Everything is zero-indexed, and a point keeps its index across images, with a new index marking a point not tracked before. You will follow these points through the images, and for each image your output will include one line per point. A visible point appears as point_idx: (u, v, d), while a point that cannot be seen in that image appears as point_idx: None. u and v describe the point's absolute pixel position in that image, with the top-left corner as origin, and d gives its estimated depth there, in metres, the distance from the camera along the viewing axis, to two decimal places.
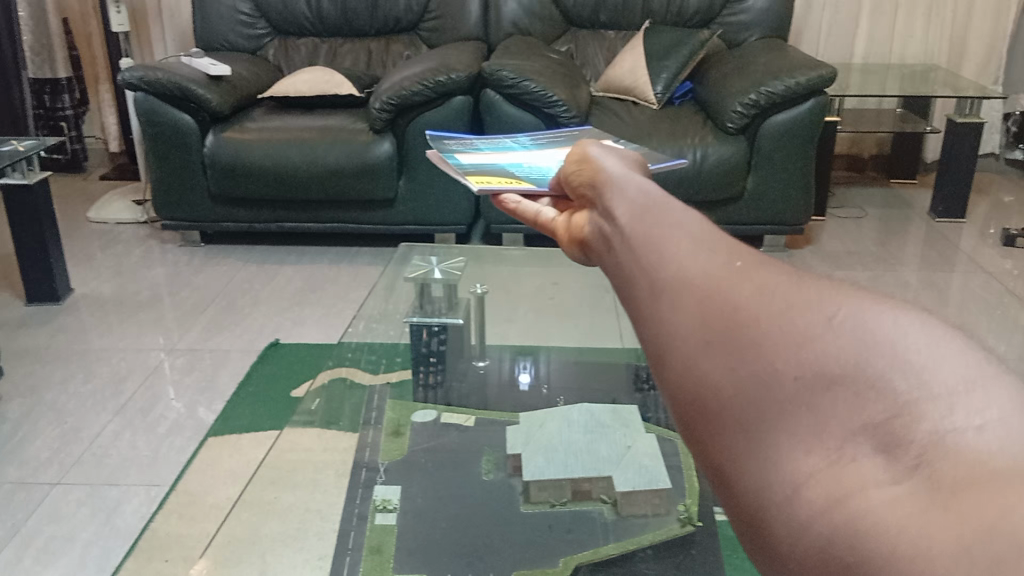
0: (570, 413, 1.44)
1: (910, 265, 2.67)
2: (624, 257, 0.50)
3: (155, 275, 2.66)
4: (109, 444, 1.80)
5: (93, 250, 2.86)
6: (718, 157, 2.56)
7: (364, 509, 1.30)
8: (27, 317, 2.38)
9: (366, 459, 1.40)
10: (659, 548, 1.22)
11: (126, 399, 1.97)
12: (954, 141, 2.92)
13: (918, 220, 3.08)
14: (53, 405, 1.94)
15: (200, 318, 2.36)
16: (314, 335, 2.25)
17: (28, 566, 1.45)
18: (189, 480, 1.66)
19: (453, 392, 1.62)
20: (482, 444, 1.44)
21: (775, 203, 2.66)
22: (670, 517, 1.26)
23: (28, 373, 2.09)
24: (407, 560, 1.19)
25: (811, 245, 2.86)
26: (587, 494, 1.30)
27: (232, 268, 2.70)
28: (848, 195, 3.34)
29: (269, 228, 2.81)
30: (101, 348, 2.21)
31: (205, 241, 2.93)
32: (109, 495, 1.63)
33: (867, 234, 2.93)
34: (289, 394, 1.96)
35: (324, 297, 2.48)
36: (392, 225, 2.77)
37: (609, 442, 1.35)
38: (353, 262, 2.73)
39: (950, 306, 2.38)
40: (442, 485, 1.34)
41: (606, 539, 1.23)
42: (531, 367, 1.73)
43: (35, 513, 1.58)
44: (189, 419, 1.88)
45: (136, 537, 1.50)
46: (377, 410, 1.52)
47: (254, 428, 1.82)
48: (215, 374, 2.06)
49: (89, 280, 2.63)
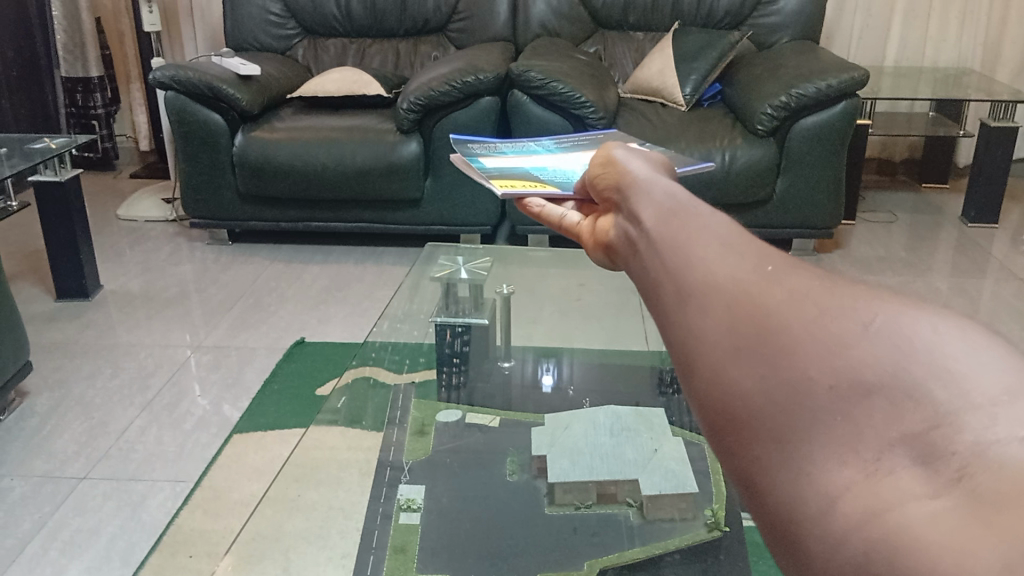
0: (597, 416, 1.43)
1: (940, 271, 2.64)
2: (648, 266, 0.49)
3: (183, 273, 2.68)
4: (135, 438, 1.81)
5: (122, 247, 2.88)
6: (747, 159, 2.53)
7: (389, 508, 1.32)
8: (57, 312, 2.41)
9: (391, 457, 1.41)
10: (686, 552, 1.20)
11: (153, 394, 1.99)
12: (988, 144, 2.87)
13: (949, 225, 3.03)
14: (82, 400, 1.96)
15: (227, 315, 2.38)
16: (338, 334, 2.26)
17: (52, 560, 1.46)
18: (214, 476, 1.66)
19: (477, 392, 1.63)
20: (507, 445, 1.42)
21: (804, 207, 2.64)
22: (696, 522, 1.24)
23: (57, 367, 2.11)
24: (431, 560, 1.19)
25: (840, 250, 2.83)
26: (612, 497, 1.28)
27: (259, 267, 2.71)
28: (878, 200, 3.29)
29: (295, 227, 2.82)
30: (130, 344, 2.23)
31: (232, 238, 2.96)
32: (135, 489, 1.64)
33: (897, 240, 2.89)
34: (315, 392, 1.96)
35: (350, 295, 2.49)
36: (417, 225, 2.77)
37: (636, 446, 1.35)
38: (378, 262, 2.74)
39: (979, 313, 2.35)
40: (466, 486, 1.33)
41: (632, 542, 1.21)
42: (555, 369, 1.74)
43: (62, 506, 1.60)
44: (214, 415, 1.89)
45: (161, 532, 1.51)
46: (402, 410, 1.53)
47: (279, 426, 1.83)
48: (241, 372, 2.07)
49: (118, 276, 2.65)
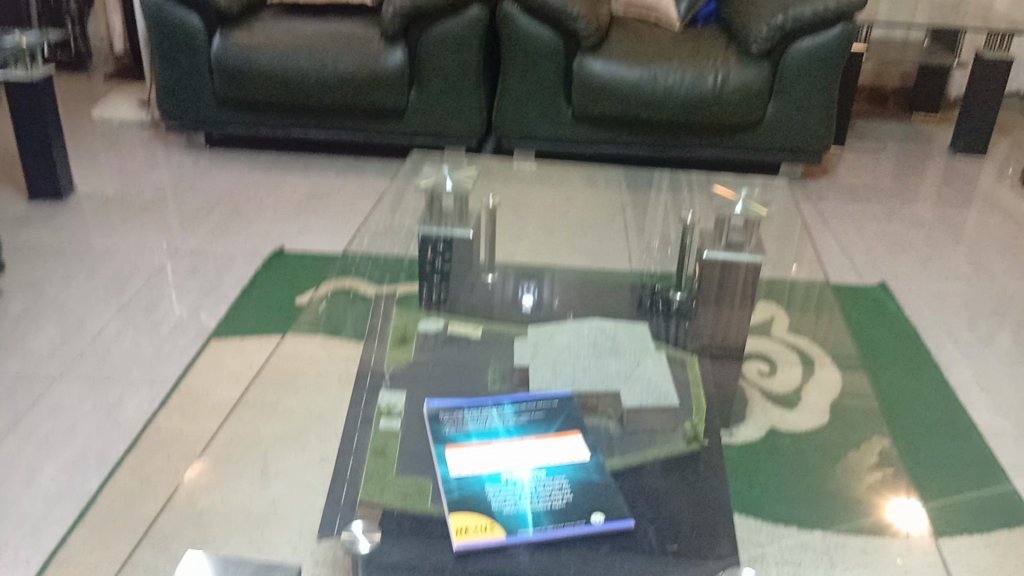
0: (581, 327, 1.44)
1: (926, 201, 2.63)
2: None
3: (159, 177, 2.62)
4: (111, 341, 1.79)
5: (97, 150, 2.81)
6: (740, 80, 2.48)
7: (369, 412, 1.28)
8: (29, 214, 2.35)
9: (372, 364, 1.40)
10: (667, 462, 1.20)
11: (129, 298, 1.96)
12: (982, 75, 2.84)
13: (937, 155, 3.01)
14: (56, 301, 1.93)
15: (205, 222, 2.33)
16: (319, 244, 2.22)
17: (29, 457, 1.45)
18: (191, 379, 1.65)
19: (459, 305, 1.58)
20: (489, 357, 1.41)
21: (794, 132, 2.61)
22: (676, 434, 1.25)
23: (30, 269, 2.07)
24: (409, 463, 1.15)
25: (827, 177, 2.81)
26: (594, 408, 1.26)
27: (238, 174, 2.66)
28: (868, 127, 3.26)
29: (275, 135, 2.76)
30: (105, 247, 2.19)
31: (210, 144, 2.88)
32: (112, 390, 1.63)
33: (884, 168, 2.88)
34: (294, 301, 1.94)
35: (331, 206, 2.45)
36: (401, 137, 2.72)
37: (617, 358, 1.35)
38: (360, 173, 2.69)
39: (962, 243, 2.36)
40: (446, 391, 1.31)
41: (612, 453, 1.19)
42: (535, 291, 1.67)
43: (37, 405, 1.58)
44: (192, 321, 1.87)
45: (138, 433, 1.51)
46: (382, 318, 1.53)
47: (258, 332, 1.82)
48: (219, 278, 2.04)
49: (93, 179, 2.59)
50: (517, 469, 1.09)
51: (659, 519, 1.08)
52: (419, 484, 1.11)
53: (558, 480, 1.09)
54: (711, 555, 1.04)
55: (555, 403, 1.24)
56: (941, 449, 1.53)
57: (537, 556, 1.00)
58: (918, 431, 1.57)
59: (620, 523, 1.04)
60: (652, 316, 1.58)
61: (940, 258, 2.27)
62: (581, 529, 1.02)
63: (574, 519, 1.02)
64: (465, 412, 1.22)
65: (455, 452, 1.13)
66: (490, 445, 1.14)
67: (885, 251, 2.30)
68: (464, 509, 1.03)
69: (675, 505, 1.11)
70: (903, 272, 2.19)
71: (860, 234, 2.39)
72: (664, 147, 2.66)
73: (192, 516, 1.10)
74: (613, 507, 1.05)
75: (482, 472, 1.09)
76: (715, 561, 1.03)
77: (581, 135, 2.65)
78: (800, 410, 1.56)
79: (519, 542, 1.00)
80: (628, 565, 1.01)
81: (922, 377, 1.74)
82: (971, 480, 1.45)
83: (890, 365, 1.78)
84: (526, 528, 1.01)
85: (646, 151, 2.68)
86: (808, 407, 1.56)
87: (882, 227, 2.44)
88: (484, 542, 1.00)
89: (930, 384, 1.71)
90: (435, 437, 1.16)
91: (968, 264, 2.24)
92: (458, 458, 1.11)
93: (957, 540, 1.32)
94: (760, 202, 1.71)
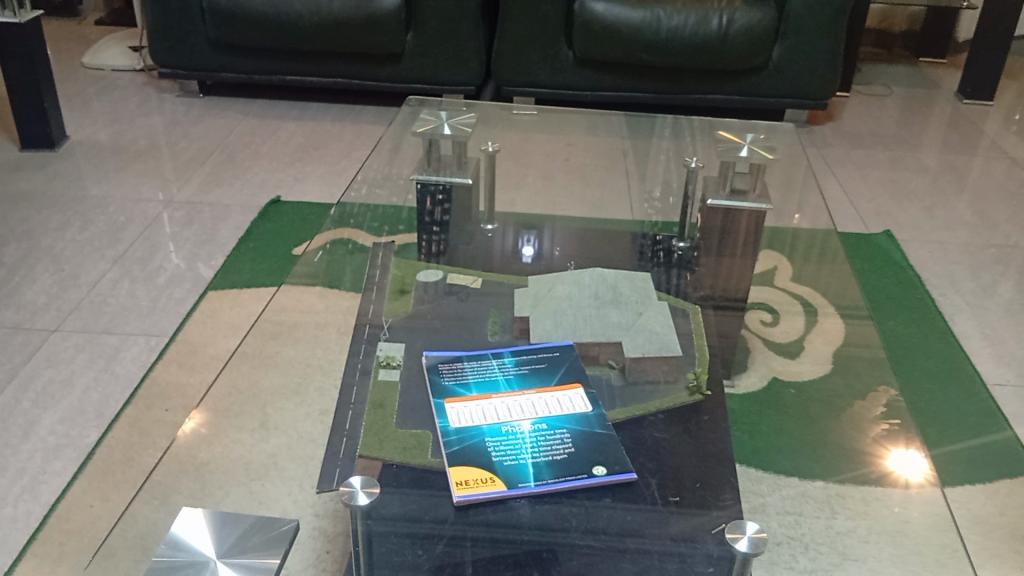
0: (582, 277, 1.39)
1: (931, 147, 2.59)
2: None
3: (153, 125, 2.57)
4: (107, 292, 1.77)
5: (89, 97, 2.76)
6: (746, 22, 2.42)
7: (368, 364, 1.26)
8: (21, 162, 2.31)
9: (370, 316, 1.38)
10: (669, 413, 1.18)
11: (124, 248, 1.94)
12: (992, 17, 2.77)
13: (943, 100, 2.96)
14: (50, 251, 1.91)
15: (199, 170, 2.30)
16: (315, 193, 2.19)
17: (26, 408, 1.45)
18: (188, 330, 1.64)
19: (459, 256, 1.55)
20: (489, 307, 1.39)
21: (800, 76, 2.56)
22: (678, 385, 1.24)
23: (24, 219, 2.04)
24: (410, 416, 1.13)
25: (833, 123, 2.76)
26: (595, 359, 1.25)
27: (232, 121, 2.61)
28: (874, 72, 3.20)
29: (270, 80, 2.71)
30: (99, 196, 2.15)
31: (204, 90, 2.83)
32: (108, 341, 1.62)
33: (890, 114, 2.83)
34: (290, 252, 1.92)
35: (327, 154, 2.41)
36: (398, 83, 2.66)
37: (620, 309, 1.32)
38: (357, 120, 2.64)
39: (967, 191, 2.33)
40: (446, 342, 1.29)
41: (613, 403, 1.18)
42: (534, 242, 1.64)
43: (33, 357, 1.57)
44: (188, 272, 1.84)
45: (136, 385, 1.50)
46: (381, 269, 1.52)
47: (254, 284, 1.79)
48: (215, 229, 2.01)
49: (85, 127, 2.54)
50: (518, 421, 1.09)
51: (661, 471, 1.07)
52: (418, 437, 1.09)
53: (560, 432, 1.08)
54: (714, 505, 1.03)
55: (557, 355, 1.24)
56: (944, 397, 1.52)
57: (537, 509, 0.99)
58: (921, 380, 1.57)
59: (622, 476, 1.04)
60: (654, 267, 1.54)
61: (945, 206, 2.24)
62: (582, 482, 1.01)
63: (576, 472, 1.02)
64: (465, 363, 1.22)
65: (455, 406, 1.12)
66: (490, 398, 1.13)
67: (890, 198, 2.27)
68: (463, 463, 1.03)
69: (677, 456, 1.10)
70: (907, 221, 2.16)
71: (864, 181, 2.36)
72: (667, 93, 2.61)
73: (191, 469, 1.09)
74: (615, 460, 1.05)
75: (482, 425, 1.08)
76: (718, 511, 1.02)
77: (582, 81, 2.60)
78: (801, 360, 1.58)
79: (520, 494, 0.99)
80: (630, 516, 1.00)
81: (926, 327, 1.72)
82: (974, 429, 1.45)
83: (893, 315, 1.76)
84: (528, 482, 1.00)
85: (648, 97, 2.63)
86: (809, 357, 1.57)
87: (887, 174, 2.41)
88: (484, 495, 0.99)
89: (934, 333, 1.70)
90: (434, 390, 1.16)
91: (973, 213, 2.21)
92: (458, 412, 1.11)
93: (959, 490, 1.32)
94: (767, 146, 1.68)
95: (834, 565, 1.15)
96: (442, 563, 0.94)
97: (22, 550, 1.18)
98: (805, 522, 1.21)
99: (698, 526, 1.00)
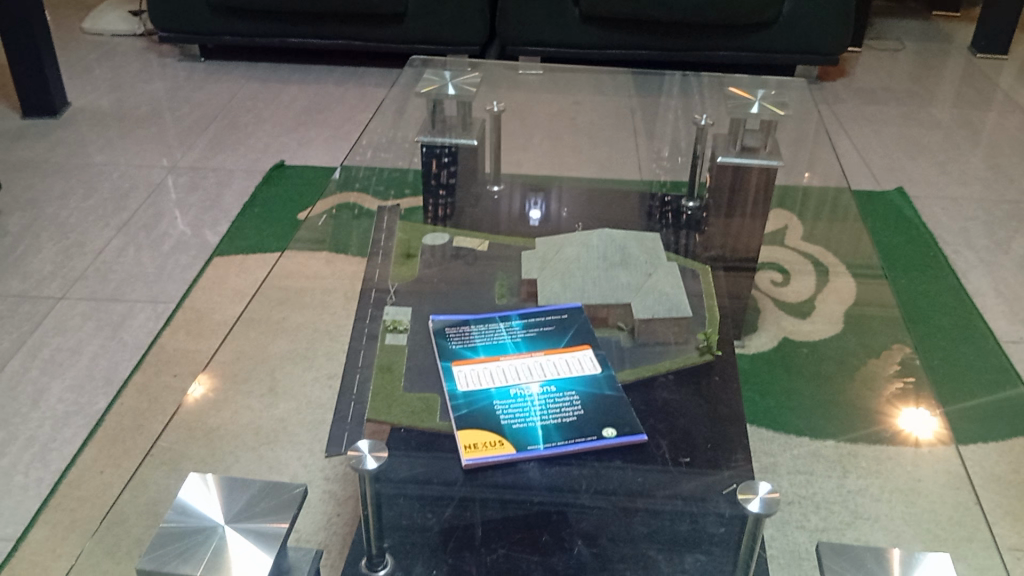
0: (590, 238, 1.37)
1: (944, 102, 2.54)
2: None
3: (155, 90, 2.55)
4: (113, 260, 1.76)
5: (89, 63, 2.73)
6: None
7: (375, 329, 1.24)
8: (23, 130, 2.29)
9: (376, 280, 1.36)
10: (680, 373, 1.17)
11: (129, 215, 1.92)
12: None
13: (957, 54, 2.90)
14: (55, 219, 1.90)
15: (203, 136, 2.28)
16: (319, 157, 2.17)
17: (35, 376, 1.45)
18: (195, 297, 1.63)
19: (465, 219, 1.54)
20: (496, 270, 1.37)
21: (811, 31, 2.51)
22: (688, 346, 1.23)
23: (27, 187, 2.03)
24: (418, 379, 1.12)
25: (844, 78, 2.71)
26: (604, 321, 1.24)
27: (234, 85, 2.59)
28: (886, 27, 3.14)
29: (271, 43, 2.67)
30: (102, 163, 2.14)
31: (205, 55, 2.80)
32: (115, 309, 1.61)
33: (902, 69, 2.78)
34: (295, 216, 1.90)
35: (331, 118, 2.38)
36: (401, 43, 2.62)
37: (629, 270, 1.30)
38: (360, 82, 2.61)
39: (981, 146, 2.29)
40: (453, 305, 1.28)
41: (622, 364, 1.17)
42: (542, 205, 1.61)
43: (40, 325, 1.57)
44: (193, 238, 1.83)
45: (144, 352, 1.49)
46: (386, 233, 1.49)
47: (260, 249, 1.78)
48: (219, 195, 2.00)
49: (87, 93, 2.52)
50: (527, 383, 1.08)
51: (672, 432, 1.06)
52: (426, 401, 1.08)
53: (569, 394, 1.07)
54: (726, 467, 1.02)
55: (565, 317, 1.23)
56: (958, 355, 1.51)
57: (547, 471, 0.98)
58: (935, 338, 1.55)
59: (633, 438, 1.03)
60: (663, 228, 1.52)
61: (958, 162, 2.20)
62: (593, 444, 1.01)
63: (586, 434, 1.01)
64: (472, 326, 1.21)
65: (463, 368, 1.12)
66: (498, 361, 1.13)
67: (902, 155, 2.23)
68: (472, 426, 1.02)
69: (689, 418, 1.09)
70: (919, 177, 2.13)
71: (876, 138, 2.32)
72: (674, 50, 2.57)
73: (199, 435, 1.09)
74: (625, 422, 1.04)
75: (491, 387, 1.07)
76: (729, 471, 1.01)
77: (588, 39, 2.56)
78: (813, 319, 1.56)
79: (530, 457, 0.99)
80: (641, 478, 0.99)
81: (940, 285, 1.70)
82: (988, 386, 1.43)
83: (907, 273, 1.74)
84: (537, 445, 1.00)
85: (655, 55, 2.59)
86: (820, 317, 1.56)
87: (899, 130, 2.37)
88: (493, 458, 0.98)
89: (948, 291, 1.68)
90: (442, 354, 1.15)
91: (987, 168, 2.18)
92: (466, 375, 1.10)
93: (973, 447, 1.31)
94: (778, 103, 1.65)
95: (846, 524, 1.13)
96: (451, 526, 0.94)
97: (34, 517, 1.18)
98: (817, 482, 1.20)
99: (710, 487, 0.99)
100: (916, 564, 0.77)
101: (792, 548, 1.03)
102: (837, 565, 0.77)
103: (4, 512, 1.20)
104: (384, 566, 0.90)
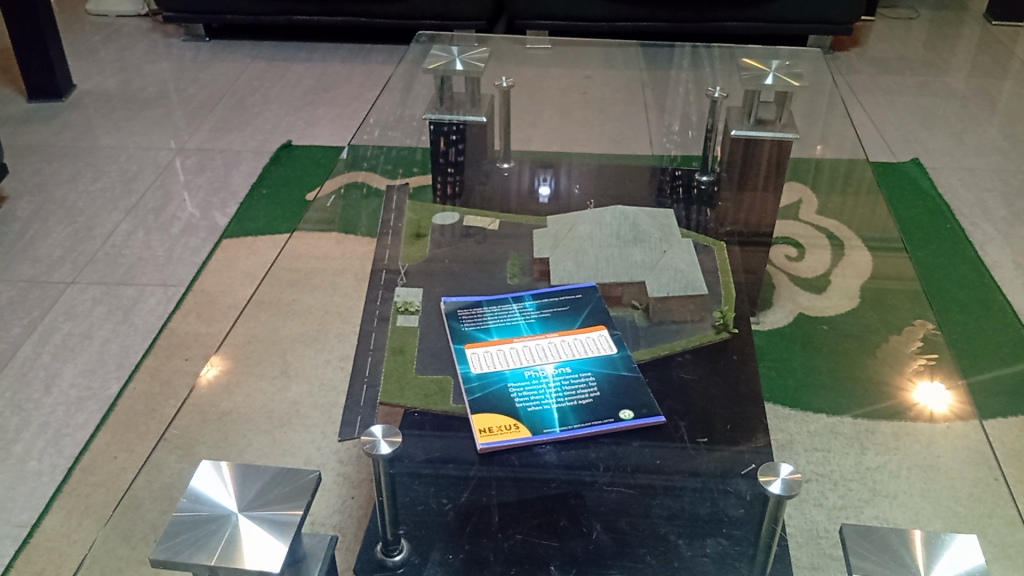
0: (603, 216, 1.34)
1: (959, 71, 2.50)
2: None
3: (161, 71, 2.53)
4: (122, 244, 1.76)
5: (94, 45, 2.71)
6: None
7: (386, 310, 1.23)
8: (30, 113, 2.28)
9: (386, 261, 1.35)
10: (696, 352, 1.16)
11: (138, 198, 1.91)
12: None
13: (972, 22, 2.85)
14: (64, 203, 1.89)
15: (209, 117, 2.26)
16: (327, 137, 2.15)
17: (46, 362, 1.44)
18: (206, 279, 1.62)
19: (476, 197, 1.52)
20: (508, 249, 1.36)
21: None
22: (704, 324, 1.21)
23: (35, 171, 2.02)
24: (430, 361, 1.11)
25: (858, 48, 2.67)
26: (618, 300, 1.22)
27: (240, 65, 2.56)
28: None
29: (276, 21, 2.64)
30: (110, 145, 2.13)
31: (210, 34, 2.78)
32: (125, 293, 1.61)
33: (915, 37, 2.73)
34: (303, 197, 1.88)
35: (337, 96, 2.36)
36: (407, 19, 2.59)
37: (643, 248, 1.28)
38: (366, 61, 2.58)
39: (998, 115, 2.25)
40: (465, 285, 1.27)
41: (638, 343, 1.16)
42: (552, 181, 1.59)
43: (51, 310, 1.57)
44: (202, 220, 1.82)
45: (155, 335, 1.49)
46: (396, 213, 1.48)
47: (269, 231, 1.77)
48: (227, 176, 1.99)
49: (92, 75, 2.50)
50: (541, 365, 1.07)
51: (691, 414, 1.05)
52: (439, 383, 1.07)
53: (585, 375, 1.06)
54: (746, 445, 1.01)
55: (579, 297, 1.21)
56: (977, 328, 1.48)
57: (563, 454, 0.98)
58: (952, 311, 1.53)
59: (650, 420, 1.02)
60: (674, 203, 1.49)
61: (975, 131, 2.17)
62: (610, 427, 1.00)
63: (603, 417, 1.00)
64: (485, 308, 1.19)
65: (476, 351, 1.10)
66: (511, 342, 1.11)
67: (918, 126, 2.19)
68: (486, 410, 1.01)
69: (707, 398, 1.08)
70: (936, 148, 2.09)
71: (891, 109, 2.28)
72: (684, 21, 2.53)
73: (213, 419, 1.08)
74: (642, 404, 1.03)
75: (505, 369, 1.06)
76: (748, 450, 1.00)
77: (596, 12, 2.52)
78: (829, 294, 1.54)
79: (545, 440, 0.98)
80: (659, 459, 0.98)
81: (958, 257, 1.68)
82: (1007, 358, 1.41)
83: (924, 246, 1.72)
84: (553, 428, 0.98)
85: (665, 27, 2.55)
86: (836, 292, 1.54)
87: (915, 100, 2.33)
88: (509, 442, 0.97)
89: (966, 263, 1.66)
90: (455, 336, 1.14)
91: (1004, 138, 2.14)
92: (479, 358, 1.09)
93: (993, 422, 1.29)
94: (792, 74, 1.62)
95: (866, 501, 1.12)
96: (467, 510, 0.93)
97: (48, 503, 1.18)
98: (835, 459, 1.19)
99: (728, 467, 0.98)
100: (941, 546, 0.75)
101: (811, 527, 1.02)
102: (861, 548, 0.76)
103: (20, 497, 1.19)
104: (400, 551, 0.89)
